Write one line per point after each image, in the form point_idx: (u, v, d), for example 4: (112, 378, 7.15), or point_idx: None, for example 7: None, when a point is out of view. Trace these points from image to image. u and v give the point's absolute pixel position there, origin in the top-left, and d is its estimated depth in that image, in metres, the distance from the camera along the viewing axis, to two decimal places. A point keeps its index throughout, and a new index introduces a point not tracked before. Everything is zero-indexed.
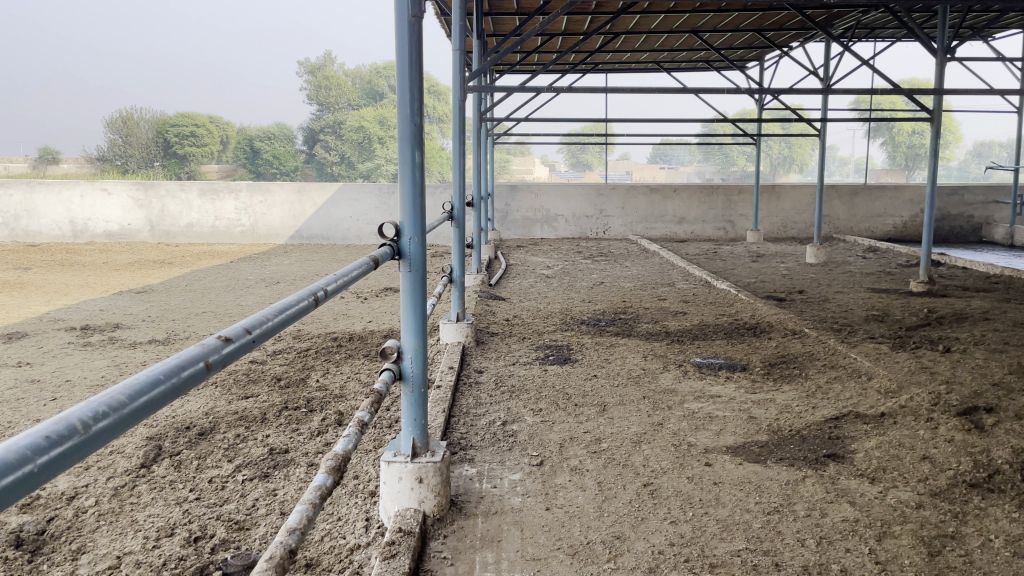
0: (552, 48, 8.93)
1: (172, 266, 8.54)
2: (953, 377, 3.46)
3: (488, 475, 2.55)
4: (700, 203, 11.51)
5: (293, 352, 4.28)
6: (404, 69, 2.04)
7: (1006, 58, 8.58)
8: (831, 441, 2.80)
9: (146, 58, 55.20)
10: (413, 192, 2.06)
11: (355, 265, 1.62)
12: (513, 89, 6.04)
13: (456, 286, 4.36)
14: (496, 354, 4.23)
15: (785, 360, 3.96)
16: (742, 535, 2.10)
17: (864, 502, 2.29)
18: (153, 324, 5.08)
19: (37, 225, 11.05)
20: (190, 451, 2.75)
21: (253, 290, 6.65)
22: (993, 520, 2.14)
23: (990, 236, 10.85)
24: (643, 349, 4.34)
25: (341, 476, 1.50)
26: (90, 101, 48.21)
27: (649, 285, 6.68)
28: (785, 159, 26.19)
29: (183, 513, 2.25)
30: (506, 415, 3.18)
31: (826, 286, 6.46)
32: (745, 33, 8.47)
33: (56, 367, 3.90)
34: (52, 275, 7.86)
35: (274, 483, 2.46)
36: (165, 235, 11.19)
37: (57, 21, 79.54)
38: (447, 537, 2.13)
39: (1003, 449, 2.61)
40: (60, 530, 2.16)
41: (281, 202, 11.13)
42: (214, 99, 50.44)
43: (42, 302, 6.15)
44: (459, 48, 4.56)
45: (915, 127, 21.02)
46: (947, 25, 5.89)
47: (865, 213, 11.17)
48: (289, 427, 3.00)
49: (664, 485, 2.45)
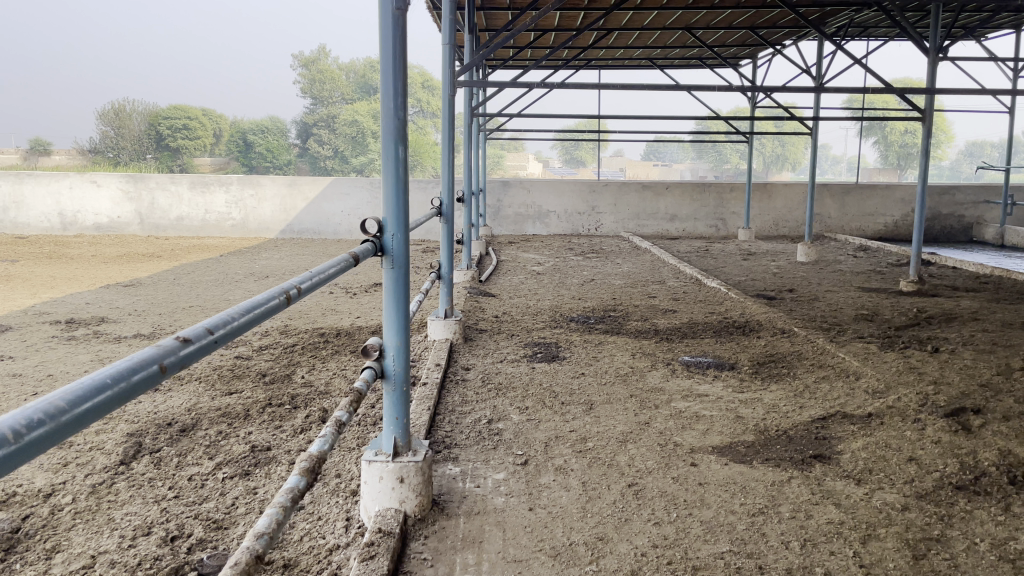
0: (545, 43, 8.89)
1: (161, 260, 8.47)
2: (941, 378, 3.45)
3: (471, 474, 2.52)
4: (692, 201, 11.49)
5: (279, 347, 4.24)
6: (387, 61, 2.00)
7: (998, 57, 8.57)
8: (817, 441, 2.79)
9: (136, 49, 54.81)
10: (396, 189, 2.02)
11: (333, 263, 1.58)
12: (505, 84, 5.97)
13: (444, 282, 4.32)
14: (483, 351, 4.20)
15: (773, 359, 3.95)
16: (726, 536, 2.08)
17: (850, 504, 2.27)
18: (139, 318, 5.03)
19: (26, 216, 10.94)
20: (171, 448, 2.71)
21: (241, 285, 6.61)
22: (979, 524, 2.13)
23: (981, 236, 10.88)
24: (631, 346, 4.31)
25: (315, 478, 1.46)
26: (79, 91, 47.70)
27: (640, 283, 6.65)
28: (778, 157, 26.21)
29: (160, 512, 2.21)
30: (491, 412, 3.16)
31: (817, 285, 6.46)
32: (739, 31, 8.45)
33: (39, 361, 3.85)
34: (39, 268, 7.77)
35: (254, 481, 2.43)
36: (154, 228, 11.10)
37: (46, 13, 78.48)
38: (427, 538, 2.09)
39: (989, 450, 2.61)
40: (36, 528, 2.12)
41: (272, 195, 11.06)
42: (205, 92, 50.05)
43: (27, 294, 6.09)
44: (448, 42, 4.52)
45: (908, 126, 21.14)
46: (940, 25, 5.84)
47: (857, 211, 11.19)
48: (272, 424, 2.97)
49: (649, 485, 2.43)
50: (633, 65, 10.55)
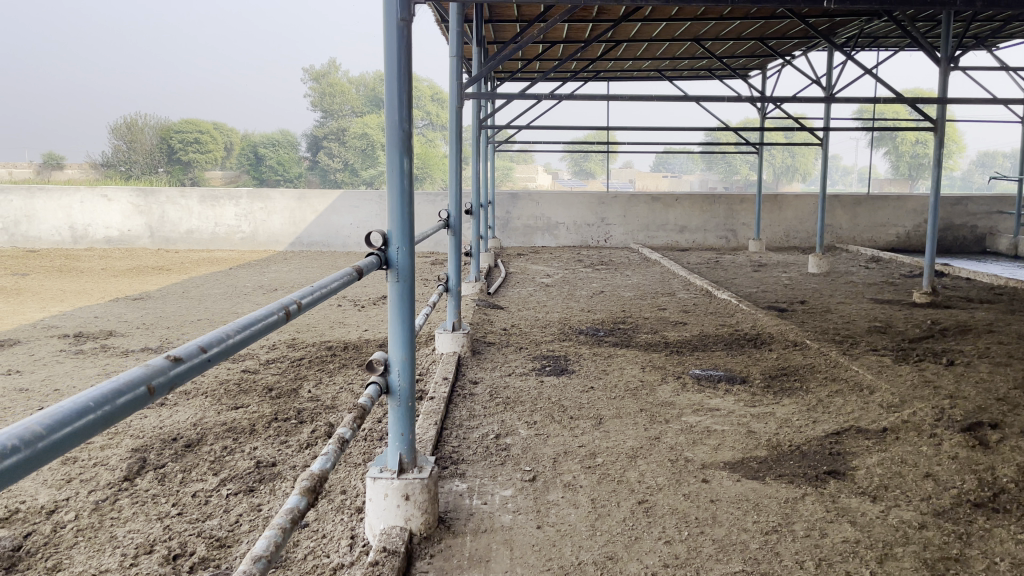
0: (554, 55, 8.92)
1: (170, 273, 8.50)
2: (957, 392, 3.37)
3: (478, 491, 2.48)
4: (702, 213, 11.44)
5: (286, 361, 4.22)
6: (391, 74, 1.97)
7: (1010, 67, 8.50)
8: (832, 457, 2.73)
9: (147, 63, 55.53)
10: (401, 200, 2.00)
11: (335, 277, 1.56)
12: (514, 96, 5.92)
13: (451, 294, 4.29)
14: (492, 364, 4.16)
15: (785, 372, 3.89)
16: (738, 556, 2.03)
17: (866, 522, 2.21)
18: (147, 332, 5.02)
19: (38, 230, 11.03)
20: (176, 463, 2.69)
21: (249, 298, 6.62)
22: (998, 542, 2.07)
23: (994, 246, 10.76)
24: (641, 360, 4.26)
25: (316, 497, 1.44)
26: (91, 106, 48.26)
27: (649, 295, 6.61)
28: (788, 168, 26.10)
29: (163, 529, 2.18)
30: (500, 428, 3.11)
31: (829, 297, 6.39)
32: (748, 42, 8.42)
33: (45, 375, 3.84)
34: (49, 281, 7.82)
35: (259, 498, 2.40)
36: (164, 241, 11.16)
37: (61, 29, 79.64)
38: (433, 557, 2.05)
39: (1008, 466, 2.54)
40: (37, 546, 2.09)
41: (281, 208, 11.11)
42: (215, 106, 50.52)
43: (36, 308, 6.11)
44: (456, 55, 4.50)
45: (919, 136, 21.01)
46: (952, 34, 5.77)
47: (868, 222, 11.10)
48: (278, 439, 2.94)
49: (659, 502, 2.38)
50: (641, 76, 10.53)
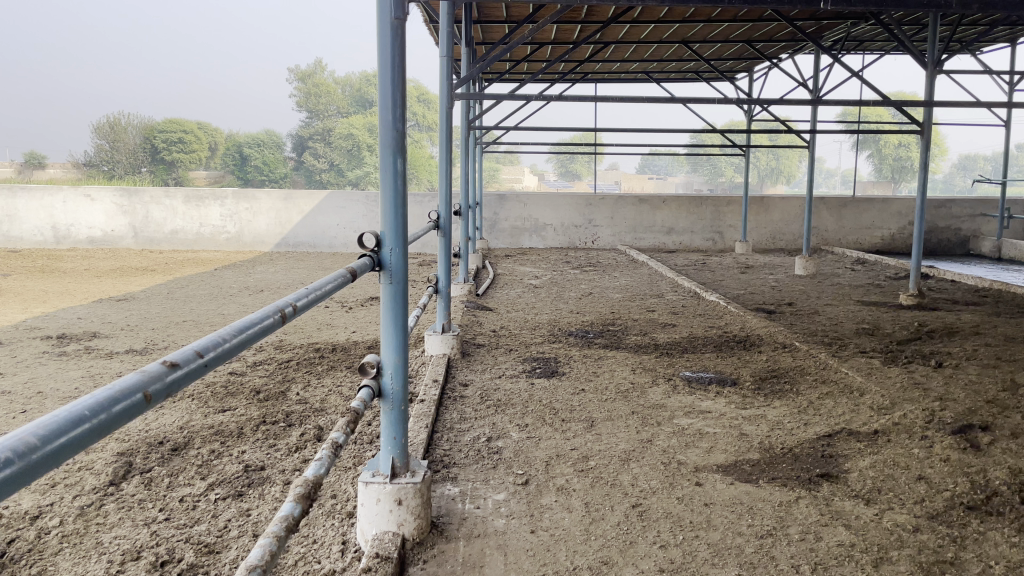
0: (542, 57, 8.96)
1: (154, 274, 8.38)
2: (947, 394, 3.40)
3: (471, 495, 2.46)
4: (689, 214, 11.48)
5: (274, 363, 4.17)
6: (385, 73, 1.94)
7: (994, 71, 8.62)
8: (825, 459, 2.74)
9: (127, 61, 54.84)
10: (394, 202, 1.97)
11: (329, 279, 1.53)
12: (502, 97, 5.87)
13: (442, 295, 4.24)
14: (481, 366, 4.13)
15: (775, 374, 3.89)
16: (734, 560, 2.02)
17: (860, 525, 2.21)
18: (131, 333, 4.94)
19: (18, 230, 10.87)
20: (162, 467, 2.64)
21: (235, 299, 6.54)
22: (993, 545, 2.08)
23: (978, 248, 10.89)
24: (632, 361, 4.25)
25: (310, 504, 1.41)
26: (70, 103, 47.52)
27: (637, 297, 6.60)
28: (773, 170, 26.35)
29: (150, 535, 2.14)
30: (491, 430, 3.09)
31: (815, 298, 6.41)
32: (735, 44, 8.49)
33: (28, 378, 3.76)
34: (31, 282, 7.68)
35: (248, 503, 2.35)
36: (148, 242, 11.03)
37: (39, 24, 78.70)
38: (426, 563, 2.03)
39: (999, 469, 2.56)
40: (21, 553, 2.04)
41: (267, 209, 11.01)
42: (198, 105, 50.03)
43: (18, 308, 6.01)
44: (447, 55, 4.47)
45: (902, 139, 21.26)
46: (938, 38, 5.82)
47: (853, 223, 11.20)
48: (265, 443, 2.89)
49: (653, 506, 2.37)
50: (629, 78, 10.59)
